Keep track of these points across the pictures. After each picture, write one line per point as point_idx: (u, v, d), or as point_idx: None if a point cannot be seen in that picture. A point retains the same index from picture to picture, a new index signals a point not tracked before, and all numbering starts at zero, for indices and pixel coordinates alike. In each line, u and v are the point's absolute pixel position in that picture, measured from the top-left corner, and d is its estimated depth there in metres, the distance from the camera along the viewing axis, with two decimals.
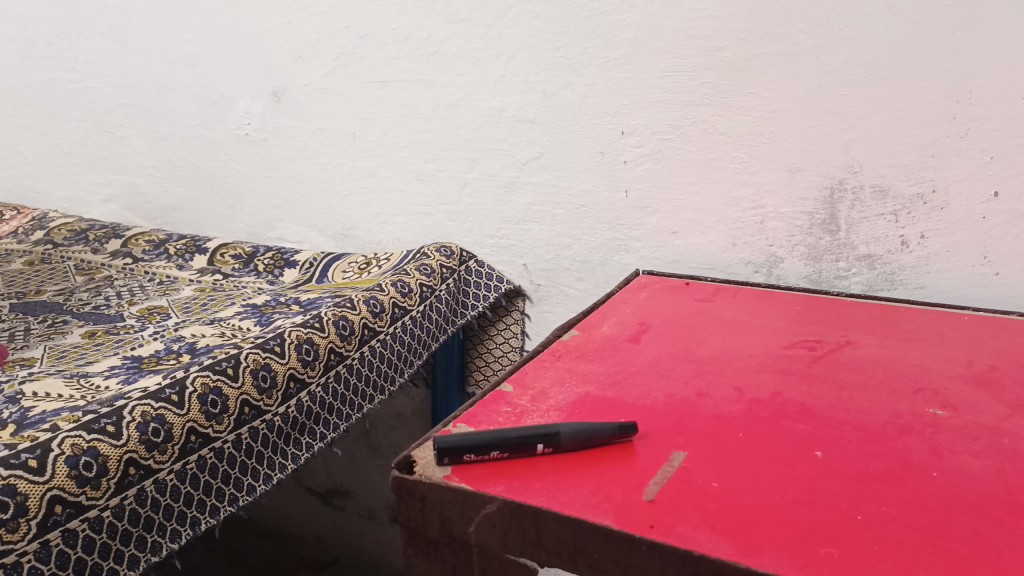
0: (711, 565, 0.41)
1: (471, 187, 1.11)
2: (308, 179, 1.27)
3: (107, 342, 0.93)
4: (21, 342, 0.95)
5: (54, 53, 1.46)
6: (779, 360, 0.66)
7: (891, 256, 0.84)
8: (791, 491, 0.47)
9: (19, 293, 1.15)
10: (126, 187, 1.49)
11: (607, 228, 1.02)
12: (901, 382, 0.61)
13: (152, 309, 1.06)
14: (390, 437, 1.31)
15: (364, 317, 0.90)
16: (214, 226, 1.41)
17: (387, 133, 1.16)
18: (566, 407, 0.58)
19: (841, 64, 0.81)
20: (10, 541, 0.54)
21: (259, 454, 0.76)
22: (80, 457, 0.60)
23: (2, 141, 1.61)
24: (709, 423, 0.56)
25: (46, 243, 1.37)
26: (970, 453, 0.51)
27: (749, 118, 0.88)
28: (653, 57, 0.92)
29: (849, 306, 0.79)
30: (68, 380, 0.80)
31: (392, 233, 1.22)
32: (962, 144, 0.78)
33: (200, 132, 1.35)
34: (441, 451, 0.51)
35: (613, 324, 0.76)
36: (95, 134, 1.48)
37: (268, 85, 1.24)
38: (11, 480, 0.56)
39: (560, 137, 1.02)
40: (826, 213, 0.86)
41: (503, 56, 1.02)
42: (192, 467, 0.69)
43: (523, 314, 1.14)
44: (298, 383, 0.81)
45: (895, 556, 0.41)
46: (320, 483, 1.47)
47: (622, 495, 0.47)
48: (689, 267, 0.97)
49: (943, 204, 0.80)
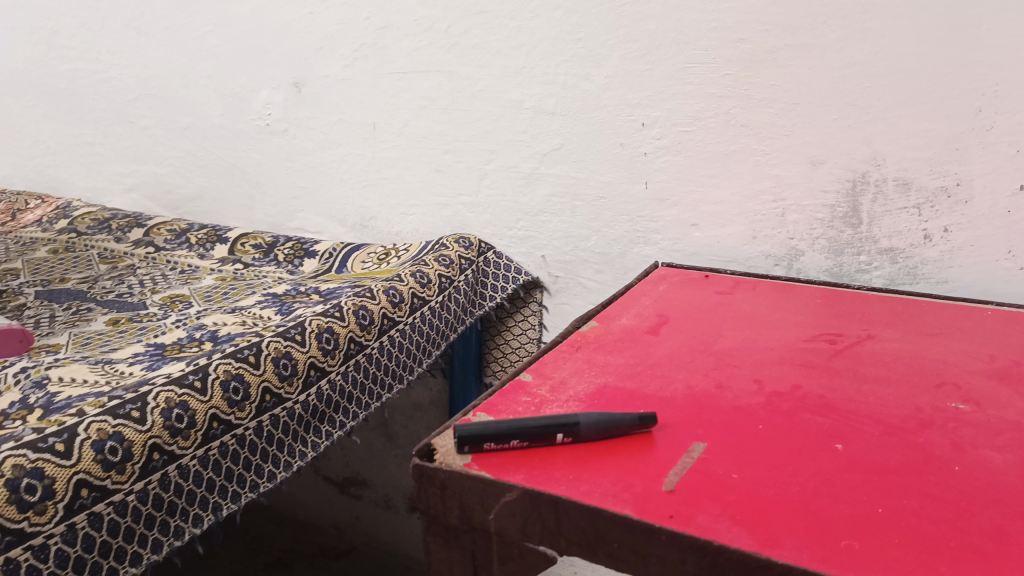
0: (731, 556, 0.41)
1: (490, 179, 1.12)
2: (327, 170, 1.27)
3: (131, 329, 0.95)
4: (46, 329, 0.96)
5: (77, 44, 1.48)
6: (800, 353, 0.66)
7: (914, 250, 0.84)
8: (811, 483, 0.47)
9: (44, 281, 1.17)
10: (148, 176, 1.50)
11: (626, 220, 1.02)
12: (922, 376, 0.61)
13: (174, 297, 1.07)
14: (408, 427, 1.32)
15: (383, 307, 0.91)
16: (235, 216, 1.43)
17: (407, 124, 1.16)
18: (585, 398, 0.58)
19: (865, 56, 0.81)
20: (38, 524, 0.56)
21: (279, 441, 0.77)
22: (105, 442, 0.61)
23: (26, 130, 1.63)
24: (729, 415, 0.56)
25: (70, 232, 1.39)
26: (993, 447, 0.50)
27: (771, 111, 0.87)
28: (674, 48, 0.92)
29: (869, 300, 0.78)
30: (93, 366, 0.81)
31: (411, 225, 1.22)
32: (988, 137, 0.77)
33: (222, 122, 1.36)
34: (461, 440, 0.51)
35: (632, 315, 0.76)
36: (118, 124, 1.50)
37: (288, 76, 1.24)
38: (38, 463, 0.57)
39: (580, 128, 1.01)
40: (848, 206, 0.86)
41: (523, 48, 1.02)
42: (214, 453, 0.70)
43: (541, 305, 1.14)
44: (318, 371, 0.82)
45: (916, 549, 0.41)
46: (338, 472, 1.48)
47: (641, 486, 0.48)
48: (709, 260, 0.97)
49: (966, 198, 0.79)
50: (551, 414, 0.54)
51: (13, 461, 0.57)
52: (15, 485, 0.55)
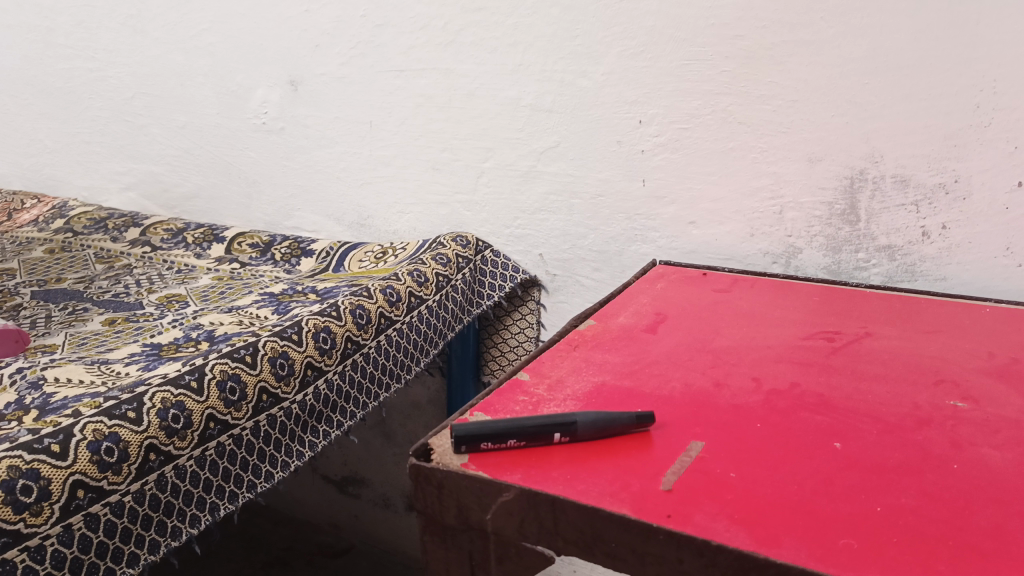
0: (729, 556, 0.41)
1: (488, 177, 1.11)
2: (324, 168, 1.27)
3: (127, 329, 0.94)
4: (43, 329, 0.96)
5: (73, 43, 1.47)
6: (798, 351, 0.65)
7: (912, 247, 0.83)
8: (809, 482, 0.47)
9: (40, 281, 1.17)
10: (144, 175, 1.50)
11: (624, 218, 1.02)
12: (921, 374, 0.60)
13: (170, 297, 1.06)
14: (406, 426, 1.32)
15: (380, 306, 0.91)
16: (232, 215, 1.42)
17: (404, 122, 1.16)
18: (583, 397, 0.58)
19: (863, 53, 0.80)
20: (34, 525, 0.55)
21: (276, 440, 0.77)
22: (102, 442, 0.61)
23: (22, 129, 1.62)
24: (727, 414, 0.55)
25: (66, 231, 1.38)
26: (991, 445, 0.50)
27: (768, 108, 0.87)
28: (671, 45, 0.92)
29: (868, 297, 0.78)
30: (89, 366, 0.81)
31: (409, 223, 1.22)
32: (986, 134, 0.76)
33: (219, 121, 1.36)
34: (458, 440, 0.51)
35: (630, 313, 0.76)
36: (115, 123, 1.50)
37: (285, 74, 1.24)
38: (34, 464, 0.57)
39: (577, 126, 1.01)
40: (846, 203, 0.86)
41: (520, 45, 1.02)
42: (211, 453, 0.69)
43: (539, 304, 1.13)
44: (315, 370, 0.81)
45: (915, 548, 0.41)
46: (336, 471, 1.48)
47: (639, 485, 0.47)
48: (707, 257, 0.97)
49: (965, 195, 0.79)
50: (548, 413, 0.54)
51: (9, 461, 0.56)
52: (11, 486, 0.55)
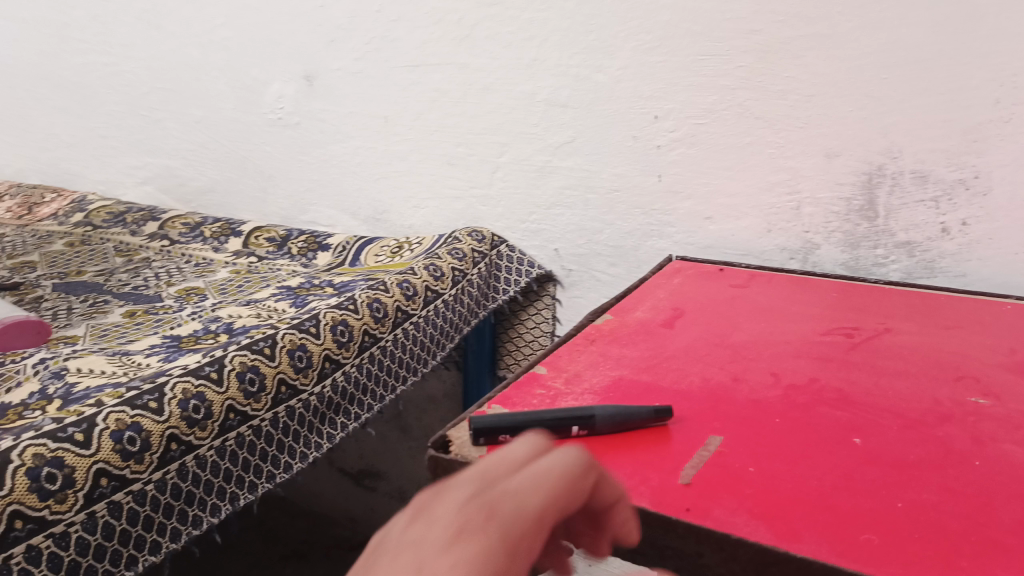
0: (749, 549, 0.41)
1: (503, 171, 1.12)
2: (340, 163, 1.28)
3: (147, 321, 0.95)
4: (64, 321, 0.97)
5: (91, 38, 1.49)
6: (817, 347, 0.65)
7: (931, 243, 0.83)
8: (829, 477, 0.47)
9: (60, 274, 1.18)
10: (161, 170, 1.51)
11: (640, 213, 1.02)
12: (941, 370, 0.60)
13: (189, 290, 1.07)
14: (421, 420, 1.33)
15: (397, 300, 0.91)
16: (248, 209, 1.43)
17: (419, 117, 1.16)
18: (601, 390, 0.58)
19: (881, 47, 0.80)
20: (59, 512, 0.56)
21: (295, 432, 0.77)
22: (124, 432, 0.62)
23: (41, 125, 1.64)
24: (746, 408, 0.55)
25: (86, 225, 1.40)
26: (1013, 441, 0.50)
27: (786, 102, 0.87)
28: (687, 40, 0.91)
29: (886, 293, 0.78)
30: (110, 357, 0.82)
31: (424, 218, 1.23)
32: (1006, 129, 0.76)
33: (235, 115, 1.37)
34: (477, 431, 0.51)
35: (647, 308, 0.76)
36: (132, 117, 1.51)
37: (301, 68, 1.25)
38: (58, 452, 0.58)
39: (593, 121, 1.01)
40: (864, 198, 0.85)
41: (535, 40, 1.02)
42: (230, 444, 0.70)
43: (554, 299, 1.14)
44: (333, 363, 0.82)
45: (936, 544, 0.40)
46: (352, 464, 1.51)
47: (658, 478, 0.47)
48: (724, 253, 0.97)
49: (985, 190, 0.78)
50: (568, 407, 0.54)
51: (34, 449, 0.57)
52: (35, 474, 0.56)
